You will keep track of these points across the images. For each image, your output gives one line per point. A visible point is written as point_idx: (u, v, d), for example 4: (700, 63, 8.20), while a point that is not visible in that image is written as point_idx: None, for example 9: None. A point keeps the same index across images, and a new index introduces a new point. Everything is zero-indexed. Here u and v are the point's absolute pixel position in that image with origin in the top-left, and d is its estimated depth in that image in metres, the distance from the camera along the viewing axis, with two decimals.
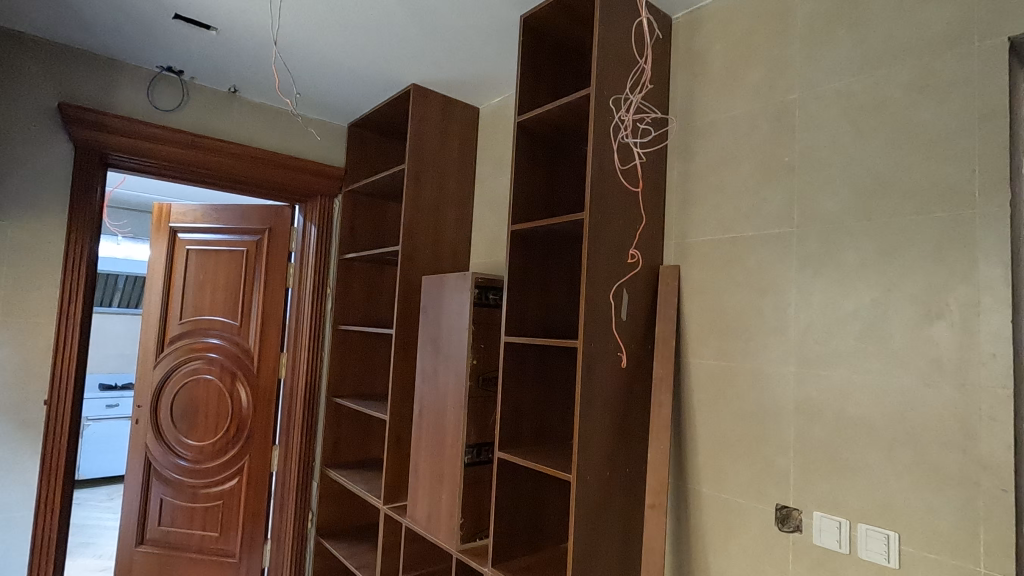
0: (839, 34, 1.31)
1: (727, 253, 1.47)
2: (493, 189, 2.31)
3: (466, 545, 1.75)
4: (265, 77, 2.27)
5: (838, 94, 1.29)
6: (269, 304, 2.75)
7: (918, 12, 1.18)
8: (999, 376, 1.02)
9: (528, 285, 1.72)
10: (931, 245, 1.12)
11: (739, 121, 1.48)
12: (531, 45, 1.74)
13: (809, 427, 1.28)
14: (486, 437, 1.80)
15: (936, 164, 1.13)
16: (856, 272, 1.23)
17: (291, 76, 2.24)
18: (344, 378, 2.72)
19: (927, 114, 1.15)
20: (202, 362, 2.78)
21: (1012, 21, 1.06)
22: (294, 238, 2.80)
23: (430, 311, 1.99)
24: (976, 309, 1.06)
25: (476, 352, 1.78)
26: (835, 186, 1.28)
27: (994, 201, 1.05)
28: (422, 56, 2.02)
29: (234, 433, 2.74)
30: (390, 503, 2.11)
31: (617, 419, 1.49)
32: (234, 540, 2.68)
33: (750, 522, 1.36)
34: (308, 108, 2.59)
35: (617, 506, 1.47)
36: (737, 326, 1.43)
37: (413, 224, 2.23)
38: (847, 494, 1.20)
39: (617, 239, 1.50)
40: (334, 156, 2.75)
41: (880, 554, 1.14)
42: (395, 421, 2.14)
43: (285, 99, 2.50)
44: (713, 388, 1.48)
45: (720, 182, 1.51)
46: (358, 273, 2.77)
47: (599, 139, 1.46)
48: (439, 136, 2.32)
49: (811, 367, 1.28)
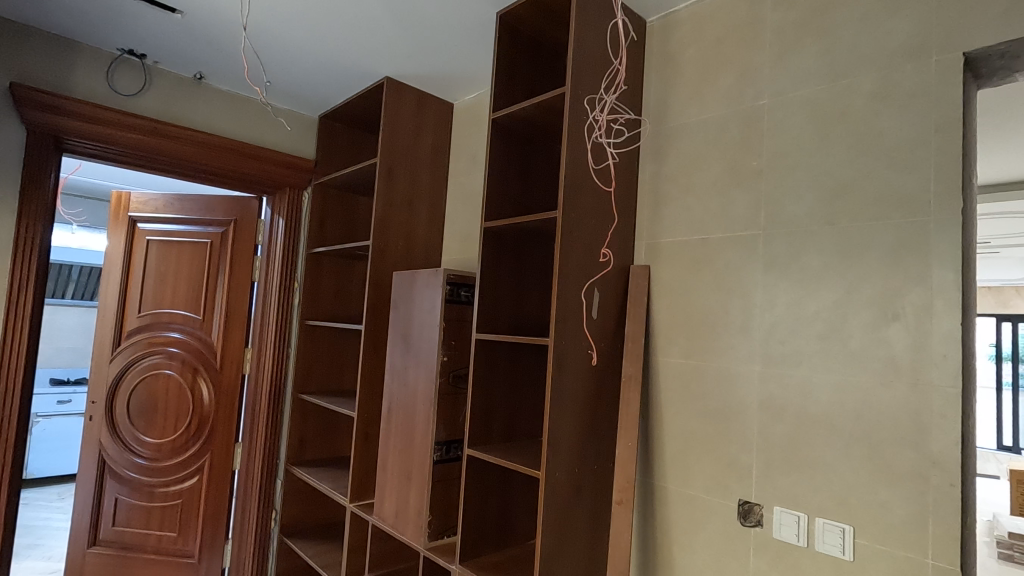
0: (806, 44, 1.34)
1: (696, 254, 1.50)
2: (466, 186, 2.30)
3: (434, 543, 1.74)
4: (233, 64, 2.21)
5: (805, 102, 1.33)
6: (234, 298, 2.68)
7: (882, 25, 1.22)
8: (950, 377, 1.07)
9: (501, 283, 1.72)
10: (889, 250, 1.17)
11: (709, 124, 1.51)
12: (506, 41, 1.74)
13: (771, 425, 1.31)
14: (455, 434, 1.80)
15: (894, 173, 1.18)
16: (818, 275, 1.27)
17: (260, 63, 2.18)
18: (311, 374, 2.67)
19: (887, 124, 1.19)
20: (161, 357, 2.68)
21: (967, 38, 1.11)
22: (260, 231, 2.73)
23: (400, 307, 1.97)
24: (929, 312, 1.11)
25: (447, 349, 1.77)
26: (800, 191, 1.32)
27: (947, 209, 1.10)
28: (397, 49, 2.00)
29: (195, 430, 2.66)
30: (357, 501, 2.09)
31: (587, 416, 1.50)
32: (193, 540, 2.61)
33: (713, 517, 1.40)
34: (278, 98, 2.54)
35: (584, 503, 1.49)
36: (705, 325, 1.46)
37: (385, 219, 2.20)
38: (806, 489, 1.24)
39: (589, 238, 1.52)
40: (304, 147, 2.70)
41: (836, 547, 1.18)
42: (363, 418, 2.12)
43: (253, 87, 2.43)
44: (681, 387, 1.50)
45: (690, 184, 1.53)
46: (327, 267, 2.73)
47: (573, 138, 1.47)
48: (412, 130, 2.29)
49: (774, 366, 1.32)
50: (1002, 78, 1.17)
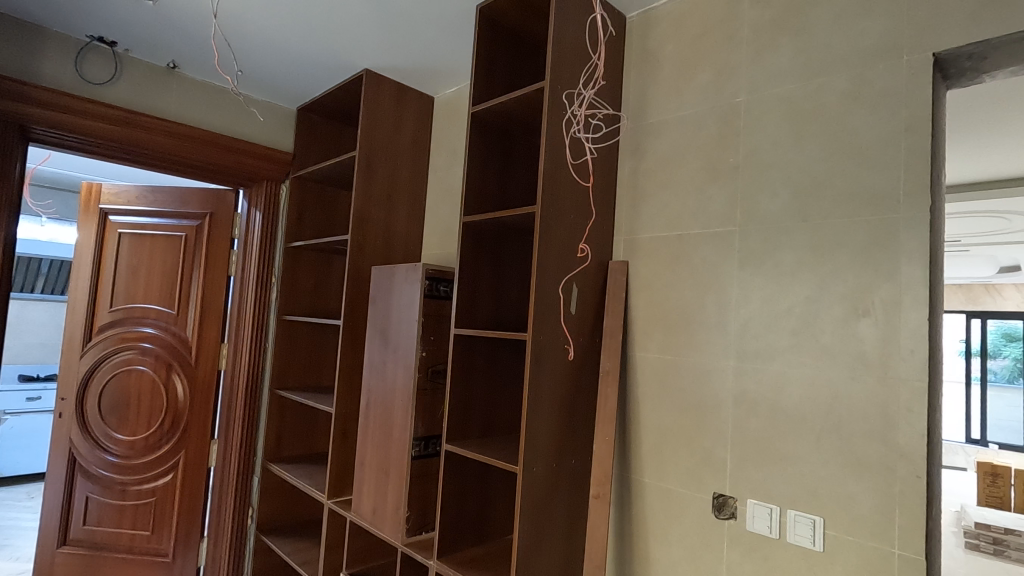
0: (782, 42, 1.36)
1: (674, 250, 1.51)
2: (447, 180, 2.29)
3: (412, 538, 1.73)
4: (205, 52, 2.16)
5: (780, 100, 1.34)
6: (209, 293, 2.64)
7: (855, 25, 1.24)
8: (917, 371, 1.09)
9: (480, 277, 1.72)
10: (861, 246, 1.19)
11: (687, 121, 1.52)
12: (487, 34, 1.73)
13: (745, 419, 1.33)
14: (434, 429, 1.79)
15: (865, 171, 1.19)
16: (792, 271, 1.29)
17: (233, 52, 2.14)
18: (289, 370, 2.63)
19: (859, 122, 1.21)
20: (134, 353, 2.63)
21: (937, 38, 1.13)
22: (237, 225, 2.69)
23: (379, 302, 1.95)
24: (898, 308, 1.13)
25: (425, 344, 1.76)
26: (775, 187, 1.33)
27: (916, 207, 1.12)
28: (376, 41, 1.98)
29: (169, 427, 2.61)
30: (335, 498, 2.07)
31: (565, 411, 1.51)
32: (168, 538, 2.56)
33: (689, 510, 1.41)
34: (253, 88, 2.49)
35: (561, 497, 1.49)
36: (681, 321, 1.48)
37: (364, 213, 2.18)
38: (778, 483, 1.27)
39: (568, 232, 1.52)
40: (281, 139, 2.65)
41: (807, 538, 1.21)
42: (341, 415, 2.10)
43: (226, 77, 2.38)
44: (657, 381, 1.51)
45: (668, 180, 1.54)
46: (305, 262, 2.69)
47: (552, 133, 1.46)
48: (392, 123, 2.27)
49: (749, 360, 1.34)
50: (970, 79, 1.20)
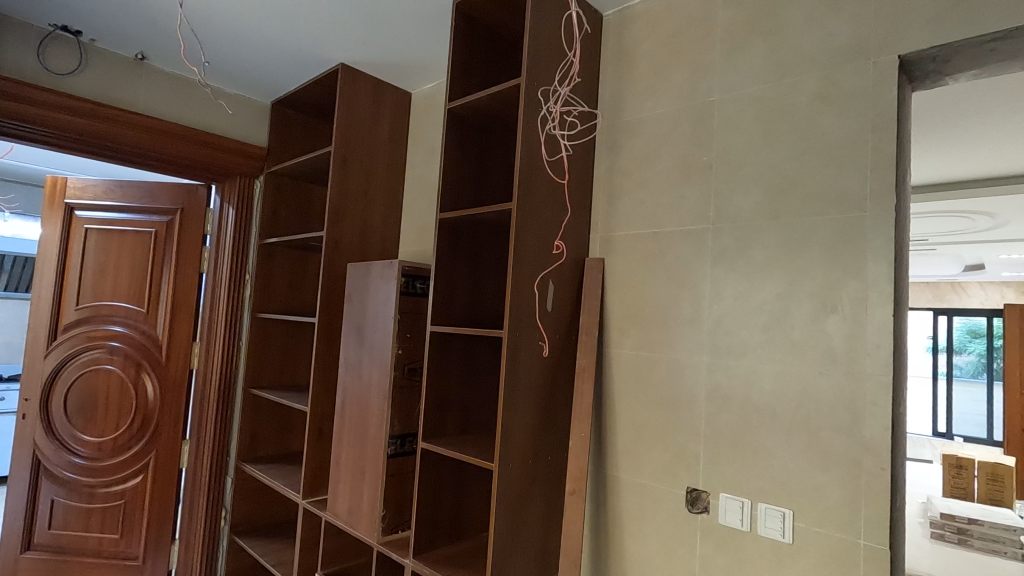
0: (755, 42, 1.38)
1: (649, 247, 1.52)
2: (424, 177, 2.27)
3: (388, 537, 1.72)
4: (173, 43, 2.10)
5: (752, 99, 1.36)
6: (180, 290, 2.58)
7: (824, 26, 1.26)
8: (882, 366, 1.12)
9: (456, 274, 1.71)
10: (828, 244, 1.21)
11: (662, 119, 1.53)
12: (463, 30, 1.72)
13: (718, 413, 1.35)
14: (410, 428, 1.78)
15: (834, 170, 1.22)
16: (763, 268, 1.31)
17: (199, 41, 2.08)
18: (263, 369, 2.59)
19: (828, 122, 1.24)
20: (102, 352, 2.55)
21: (903, 41, 1.15)
22: (209, 221, 2.64)
23: (354, 299, 1.93)
24: (864, 304, 1.16)
25: (401, 342, 1.75)
26: (747, 186, 1.35)
27: (882, 205, 1.15)
28: (351, 34, 1.95)
29: (138, 428, 2.55)
30: (310, 498, 2.04)
31: (541, 408, 1.51)
32: (138, 541, 2.50)
33: (663, 504, 1.43)
34: (223, 80, 2.44)
35: (537, 494, 1.50)
36: (656, 318, 1.49)
37: (339, 209, 2.15)
38: (750, 476, 1.29)
39: (544, 229, 1.52)
40: (253, 133, 2.61)
41: (777, 531, 1.23)
42: (316, 414, 2.07)
43: (191, 68, 2.32)
44: (633, 377, 1.53)
45: (644, 178, 1.56)
46: (280, 259, 2.65)
47: (527, 129, 1.46)
48: (368, 119, 2.24)
49: (722, 356, 1.36)
50: (934, 81, 1.23)
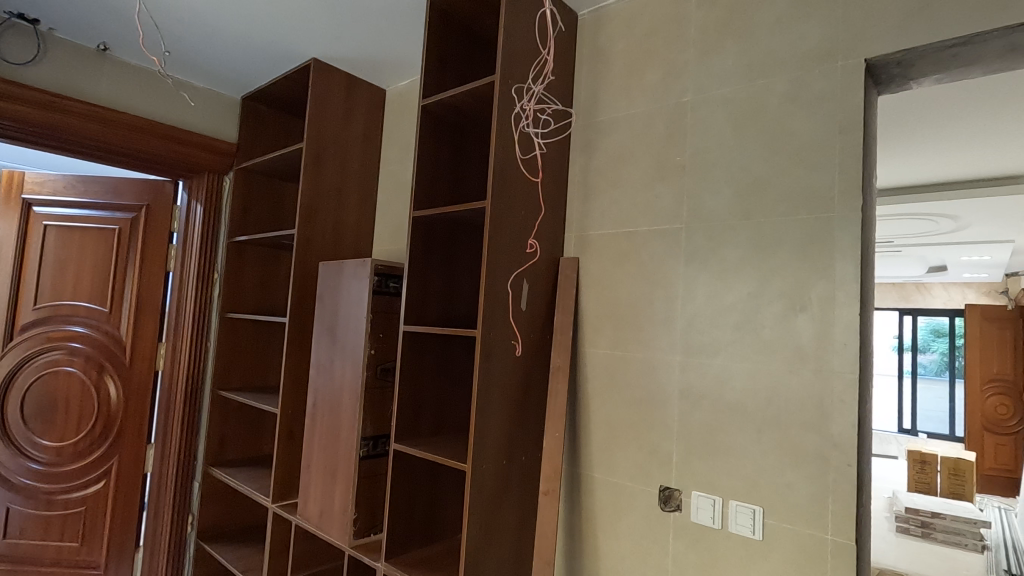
0: (727, 43, 1.39)
1: (623, 246, 1.53)
2: (399, 175, 2.25)
3: (360, 540, 1.69)
4: (132, 32, 2.03)
5: (725, 100, 1.37)
6: (145, 289, 2.50)
7: (795, 29, 1.28)
8: (849, 364, 1.14)
9: (430, 273, 1.70)
10: (798, 244, 1.23)
11: (636, 119, 1.54)
12: (436, 26, 1.70)
13: (691, 411, 1.36)
14: (383, 429, 1.75)
15: (803, 171, 1.23)
16: (735, 267, 1.32)
17: (160, 31, 2.01)
18: (232, 370, 2.52)
19: (798, 123, 1.25)
20: (62, 353, 2.46)
21: (870, 45, 1.17)
22: (176, 218, 2.57)
23: (326, 298, 1.89)
24: (832, 303, 1.17)
25: (374, 342, 1.72)
26: (719, 186, 1.36)
27: (849, 206, 1.17)
28: (322, 28, 1.92)
29: (101, 432, 2.46)
30: (280, 501, 1.99)
31: (515, 407, 1.50)
32: (99, 550, 2.42)
33: (636, 503, 1.43)
34: (186, 72, 2.37)
35: (511, 494, 1.49)
36: (630, 317, 1.49)
37: (311, 207, 2.11)
38: (721, 474, 1.29)
39: (518, 227, 1.51)
40: (221, 128, 2.54)
41: (747, 527, 1.24)
42: (287, 415, 2.02)
43: (151, 58, 2.24)
44: (607, 376, 1.53)
45: (618, 178, 1.56)
46: (250, 257, 2.58)
47: (501, 127, 1.45)
48: (341, 115, 2.21)
49: (695, 355, 1.36)
50: (899, 84, 1.26)
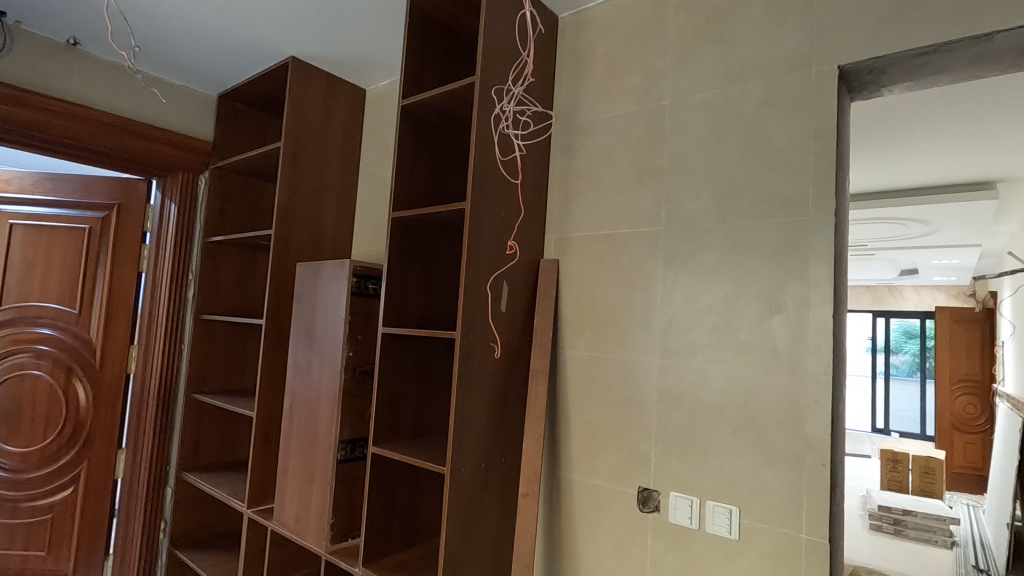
0: (705, 49, 1.40)
1: (603, 249, 1.53)
2: (379, 176, 2.23)
3: (337, 545, 1.67)
4: (101, 25, 1.98)
5: (702, 104, 1.39)
6: (117, 290, 2.44)
7: (770, 36, 1.30)
8: (823, 365, 1.16)
9: (409, 274, 1.68)
10: (773, 247, 1.25)
11: (616, 122, 1.55)
12: (417, 26, 1.69)
13: (669, 413, 1.37)
14: (361, 432, 1.73)
15: (779, 175, 1.25)
16: (713, 269, 1.33)
17: (130, 25, 1.96)
18: (207, 373, 2.47)
19: (774, 128, 1.27)
20: (28, 356, 2.36)
21: (842, 52, 1.20)
22: (150, 217, 2.52)
23: (304, 300, 1.86)
24: (807, 305, 1.19)
25: (352, 344, 1.70)
26: (697, 189, 1.37)
27: (823, 210, 1.19)
28: (300, 26, 1.89)
29: (68, 437, 2.37)
30: (256, 506, 1.96)
31: (494, 410, 1.49)
32: (67, 558, 2.34)
33: (615, 504, 1.44)
34: (157, 68, 2.32)
35: (491, 497, 1.48)
36: (610, 319, 1.50)
37: (289, 207, 2.08)
38: (699, 474, 1.30)
39: (498, 229, 1.50)
40: (196, 126, 2.50)
41: (724, 528, 1.25)
42: (263, 419, 1.98)
43: (120, 52, 2.18)
44: (586, 378, 1.53)
45: (598, 180, 1.57)
46: (226, 257, 2.54)
47: (480, 128, 1.44)
48: (320, 114, 2.18)
49: (673, 357, 1.37)
50: (871, 91, 1.28)
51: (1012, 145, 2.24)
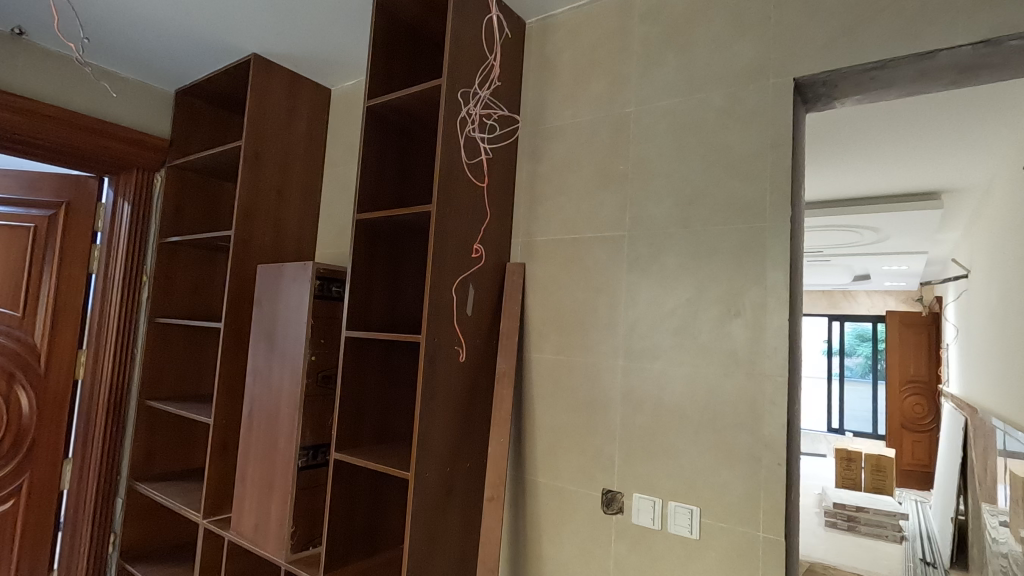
0: (668, 58, 1.44)
1: (569, 253, 1.55)
2: (344, 177, 2.20)
3: (297, 555, 1.63)
4: (47, 15, 1.89)
5: (665, 112, 1.42)
6: (64, 292, 2.32)
7: (729, 47, 1.34)
8: (779, 367, 1.19)
9: (374, 277, 1.66)
10: (733, 252, 1.28)
11: (582, 128, 1.57)
12: (383, 26, 1.68)
13: (633, 415, 1.39)
14: (323, 438, 1.70)
15: (738, 182, 1.29)
16: (675, 274, 1.36)
17: (79, 15, 1.88)
18: (161, 379, 2.38)
19: (733, 137, 1.31)
20: None
21: (797, 65, 1.24)
22: (101, 216, 2.42)
23: (265, 302, 1.82)
24: (764, 309, 1.23)
25: (314, 348, 1.67)
26: (660, 195, 1.40)
27: (780, 217, 1.22)
28: (262, 22, 1.85)
29: (8, 447, 2.20)
30: (212, 516, 1.89)
31: (460, 414, 1.49)
32: None
33: (580, 506, 1.45)
34: (108, 61, 2.23)
35: (455, 502, 1.47)
36: (575, 322, 1.51)
37: (250, 207, 2.02)
38: (661, 476, 1.33)
39: (464, 232, 1.50)
40: (150, 123, 2.41)
41: (685, 527, 1.27)
42: (221, 426, 1.92)
43: (67, 44, 2.08)
44: (552, 381, 1.54)
45: (564, 185, 1.58)
46: (184, 259, 2.45)
47: (447, 130, 1.44)
48: (283, 113, 2.14)
49: (637, 360, 1.39)
50: (824, 103, 1.34)
51: (955, 157, 2.36)
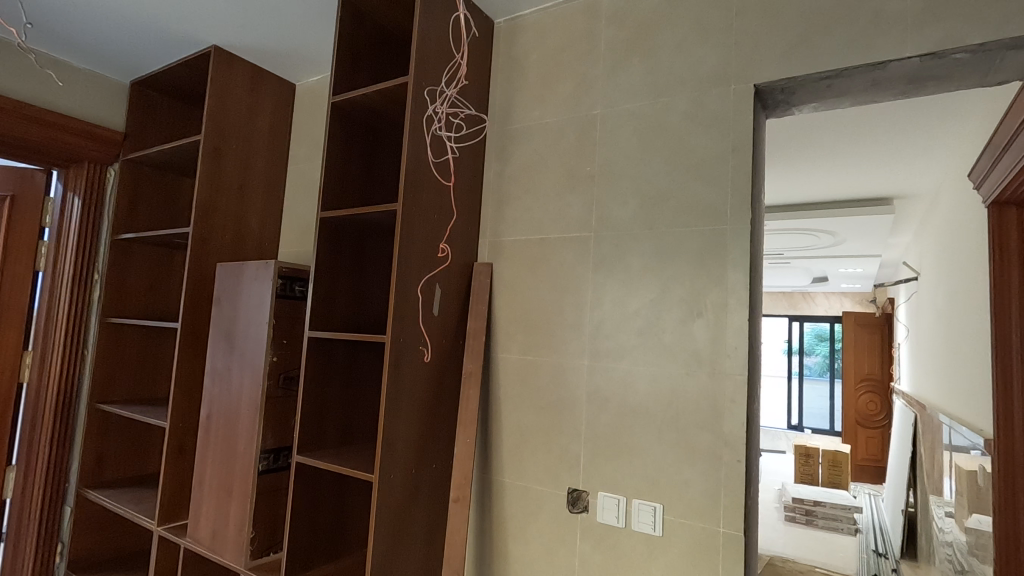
0: (633, 61, 1.45)
1: (536, 253, 1.55)
2: (309, 175, 2.15)
3: (256, 561, 1.59)
4: None
5: (631, 115, 1.44)
6: (8, 290, 2.20)
7: (693, 53, 1.37)
8: (739, 365, 1.22)
9: (338, 276, 1.63)
10: (695, 254, 1.30)
11: (549, 128, 1.57)
12: (348, 22, 1.65)
13: (598, 414, 1.40)
14: (284, 441, 1.66)
15: (700, 185, 1.31)
16: (639, 275, 1.38)
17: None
18: (114, 381, 2.29)
19: (696, 140, 1.33)
20: None
21: (758, 72, 1.27)
22: (49, 210, 2.30)
23: (224, 301, 1.77)
24: (725, 308, 1.25)
25: (276, 349, 1.63)
26: (626, 197, 1.42)
27: (740, 220, 1.25)
28: (222, 13, 1.79)
29: None
30: (167, 524, 1.82)
31: (426, 415, 1.47)
32: None
33: (546, 506, 1.45)
34: (54, 48, 2.12)
35: (421, 503, 1.46)
36: (541, 322, 1.51)
37: (209, 204, 1.96)
38: (625, 474, 1.34)
39: (430, 231, 1.49)
40: (102, 114, 2.32)
41: (648, 524, 1.29)
42: (177, 429, 1.85)
43: (8, 28, 1.98)
44: (518, 381, 1.54)
45: (532, 185, 1.58)
46: (138, 257, 2.36)
47: (413, 128, 1.42)
48: (245, 107, 2.08)
49: (602, 359, 1.41)
50: (783, 110, 1.38)
51: (906, 164, 2.46)
